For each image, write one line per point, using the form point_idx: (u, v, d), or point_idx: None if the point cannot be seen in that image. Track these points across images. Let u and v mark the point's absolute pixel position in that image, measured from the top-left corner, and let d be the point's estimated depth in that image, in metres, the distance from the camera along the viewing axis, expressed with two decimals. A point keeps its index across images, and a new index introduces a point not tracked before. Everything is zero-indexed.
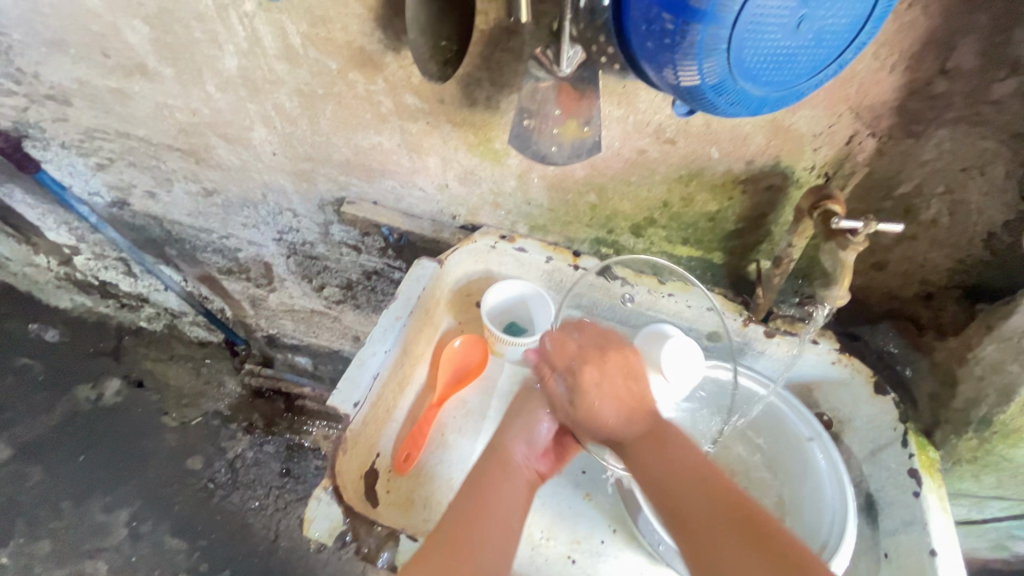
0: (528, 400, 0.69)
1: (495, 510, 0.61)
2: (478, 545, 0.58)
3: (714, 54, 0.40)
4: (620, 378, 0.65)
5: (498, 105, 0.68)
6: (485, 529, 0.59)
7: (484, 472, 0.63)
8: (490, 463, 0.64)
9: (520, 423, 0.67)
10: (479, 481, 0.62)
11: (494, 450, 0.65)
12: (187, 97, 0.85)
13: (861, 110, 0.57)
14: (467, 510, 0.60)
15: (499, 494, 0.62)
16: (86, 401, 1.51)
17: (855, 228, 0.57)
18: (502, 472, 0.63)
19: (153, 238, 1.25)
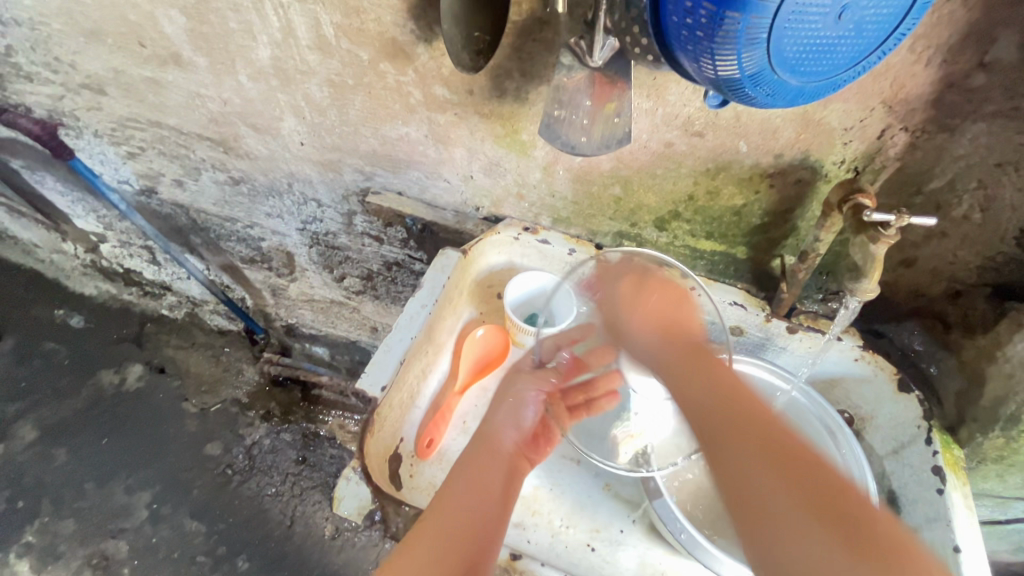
0: (513, 383, 0.70)
1: (487, 484, 0.62)
2: (476, 519, 0.58)
3: (755, 43, 0.40)
4: (665, 315, 0.66)
5: (527, 96, 0.69)
6: (482, 502, 0.60)
7: (476, 451, 0.65)
8: (482, 442, 0.66)
9: (506, 407, 0.68)
10: (473, 458, 0.64)
11: (486, 434, 0.66)
12: (219, 86, 0.86)
13: (894, 104, 0.57)
14: (466, 484, 0.61)
15: (491, 472, 0.63)
16: (110, 385, 1.55)
17: (887, 220, 0.57)
18: (495, 449, 0.65)
19: (179, 226, 1.27)
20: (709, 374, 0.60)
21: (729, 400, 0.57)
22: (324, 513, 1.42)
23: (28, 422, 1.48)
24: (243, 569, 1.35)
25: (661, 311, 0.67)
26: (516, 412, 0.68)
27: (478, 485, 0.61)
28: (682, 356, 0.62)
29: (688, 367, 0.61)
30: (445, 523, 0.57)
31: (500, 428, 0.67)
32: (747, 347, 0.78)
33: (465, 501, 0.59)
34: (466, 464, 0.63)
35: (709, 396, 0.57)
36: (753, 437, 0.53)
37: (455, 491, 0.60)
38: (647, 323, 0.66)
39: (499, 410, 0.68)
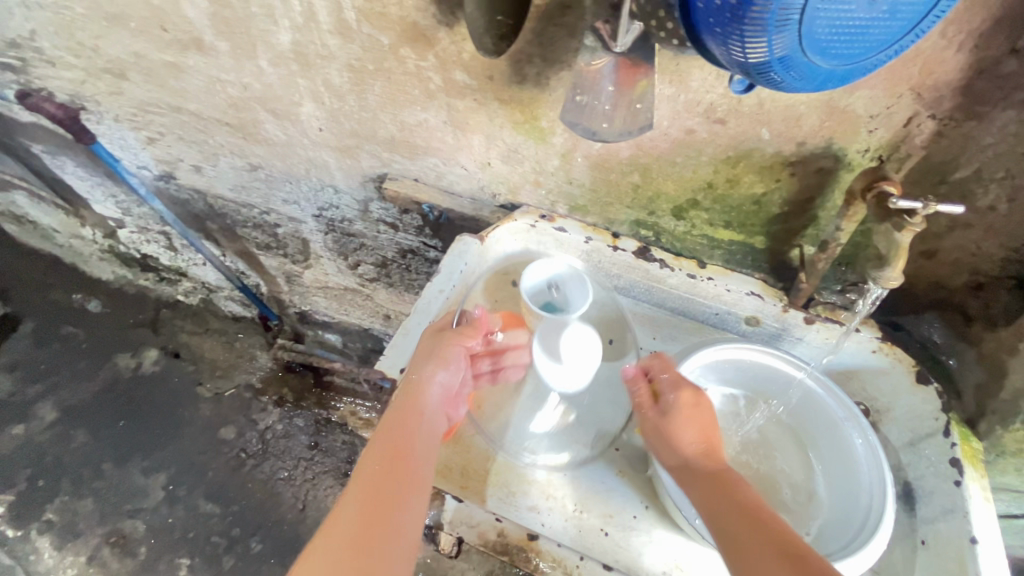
0: (435, 346, 0.66)
1: (409, 462, 0.59)
2: (391, 501, 0.56)
3: (785, 26, 0.40)
4: (699, 421, 0.63)
5: (547, 82, 0.69)
6: (399, 484, 0.57)
7: (397, 415, 0.61)
8: (402, 401, 0.63)
9: (428, 366, 0.64)
10: (395, 432, 0.60)
11: (404, 397, 0.63)
12: (240, 71, 0.87)
13: (922, 90, 0.56)
14: (380, 464, 0.58)
15: (414, 446, 0.60)
16: (127, 369, 1.57)
17: (914, 207, 0.56)
18: (418, 419, 0.62)
19: (196, 212, 1.29)
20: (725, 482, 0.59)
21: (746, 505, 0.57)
22: (335, 498, 1.44)
23: (48, 403, 1.51)
24: (257, 551, 1.37)
25: (699, 431, 0.63)
26: (437, 375, 0.64)
27: (398, 466, 0.58)
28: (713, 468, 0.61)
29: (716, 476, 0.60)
30: (354, 504, 0.55)
31: (427, 388, 0.63)
32: (763, 337, 0.79)
33: (379, 483, 0.56)
34: (384, 440, 0.60)
35: (733, 502, 0.57)
36: (762, 531, 0.54)
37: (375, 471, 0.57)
38: (688, 428, 0.63)
39: (426, 374, 0.64)
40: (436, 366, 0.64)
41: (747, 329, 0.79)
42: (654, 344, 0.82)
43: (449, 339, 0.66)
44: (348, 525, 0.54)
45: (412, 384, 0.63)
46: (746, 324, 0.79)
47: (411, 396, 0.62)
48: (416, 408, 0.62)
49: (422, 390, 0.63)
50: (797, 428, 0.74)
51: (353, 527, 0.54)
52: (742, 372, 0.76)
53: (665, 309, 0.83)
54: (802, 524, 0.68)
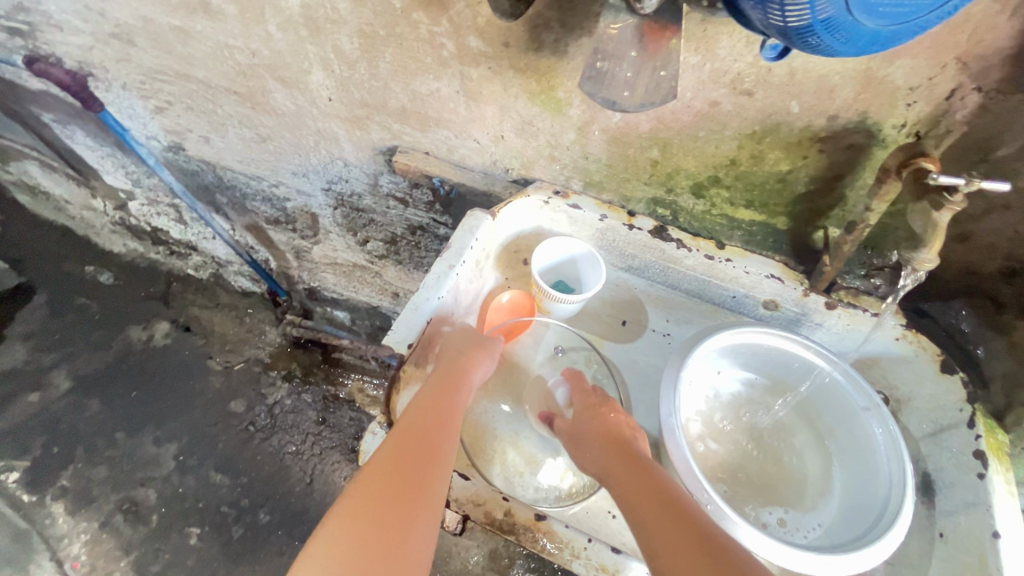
0: (478, 339, 0.69)
1: (448, 426, 0.59)
2: (427, 456, 0.55)
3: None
4: (609, 424, 0.64)
5: (565, 49, 0.66)
6: (427, 458, 0.54)
7: (435, 394, 0.61)
8: (442, 382, 0.62)
9: (472, 352, 0.67)
10: (438, 394, 0.61)
11: (447, 377, 0.63)
12: (248, 37, 0.84)
13: (968, 61, 0.52)
14: (409, 437, 0.56)
15: (438, 425, 0.58)
16: (138, 340, 1.59)
17: (956, 184, 0.52)
18: (462, 391, 0.63)
19: (205, 184, 1.28)
20: (635, 469, 0.57)
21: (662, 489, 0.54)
22: (342, 473, 1.45)
23: (62, 372, 1.53)
24: (265, 522, 1.38)
25: (601, 432, 0.63)
26: (480, 366, 0.67)
27: (440, 425, 0.58)
28: (619, 459, 0.59)
29: (623, 467, 0.58)
30: (378, 475, 0.52)
31: (472, 371, 0.66)
32: (781, 321, 0.77)
33: (420, 438, 0.56)
34: (415, 412, 0.59)
35: (639, 489, 0.55)
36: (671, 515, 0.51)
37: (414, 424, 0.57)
38: (596, 430, 0.63)
39: (471, 356, 0.67)
40: (479, 356, 0.67)
41: (764, 313, 0.77)
42: (668, 326, 0.82)
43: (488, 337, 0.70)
44: (382, 474, 0.52)
45: (457, 370, 0.64)
46: (764, 309, 0.77)
47: (453, 373, 0.64)
48: (462, 381, 0.64)
49: (466, 368, 0.65)
50: (816, 417, 0.73)
51: (386, 475, 0.52)
52: (757, 359, 0.74)
53: (679, 289, 0.82)
54: (815, 516, 0.67)
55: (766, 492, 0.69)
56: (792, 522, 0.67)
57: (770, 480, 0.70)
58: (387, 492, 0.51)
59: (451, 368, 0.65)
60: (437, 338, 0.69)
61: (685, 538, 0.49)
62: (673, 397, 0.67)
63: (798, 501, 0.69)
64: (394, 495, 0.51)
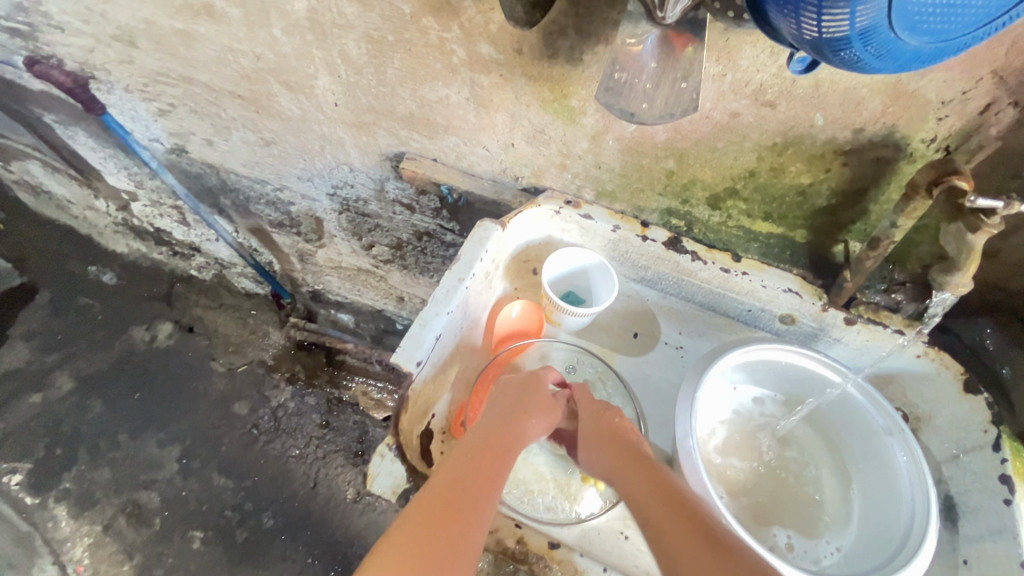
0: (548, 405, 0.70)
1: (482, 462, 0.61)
2: (475, 489, 0.58)
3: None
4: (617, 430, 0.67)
5: (581, 57, 0.63)
6: (466, 494, 0.57)
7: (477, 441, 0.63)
8: (490, 431, 0.65)
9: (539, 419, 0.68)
10: (489, 433, 0.64)
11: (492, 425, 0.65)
12: (252, 41, 0.82)
13: (1006, 75, 0.50)
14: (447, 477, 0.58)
15: (472, 463, 0.60)
16: (141, 341, 1.57)
17: (994, 207, 0.51)
18: (513, 436, 0.65)
19: (208, 186, 1.26)
20: (651, 478, 0.61)
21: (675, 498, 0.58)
22: (346, 478, 1.43)
23: (65, 372, 1.52)
24: (269, 526, 1.38)
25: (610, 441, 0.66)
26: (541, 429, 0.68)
27: (488, 461, 0.61)
28: (632, 466, 0.63)
29: (635, 478, 0.62)
30: (418, 516, 0.54)
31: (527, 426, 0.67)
32: (798, 335, 0.75)
33: (472, 471, 0.60)
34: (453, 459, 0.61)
35: (658, 501, 0.59)
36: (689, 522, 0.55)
37: (466, 461, 0.61)
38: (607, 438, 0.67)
39: (529, 410, 0.68)
40: (537, 417, 0.68)
41: (781, 327, 0.75)
42: (681, 338, 0.80)
43: (553, 401, 0.71)
44: (426, 513, 0.55)
45: (518, 428, 0.66)
46: (780, 322, 0.75)
47: (512, 428, 0.66)
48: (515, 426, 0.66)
49: (523, 425, 0.67)
50: (834, 438, 0.71)
51: (437, 505, 0.55)
52: (771, 375, 0.73)
53: (693, 301, 0.80)
54: (833, 538, 0.66)
55: (779, 514, 0.67)
56: (800, 549, 0.65)
57: (784, 503, 0.68)
58: (439, 521, 0.54)
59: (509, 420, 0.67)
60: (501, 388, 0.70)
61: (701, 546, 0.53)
62: (689, 417, 0.65)
63: (813, 525, 0.67)
64: (446, 525, 0.54)
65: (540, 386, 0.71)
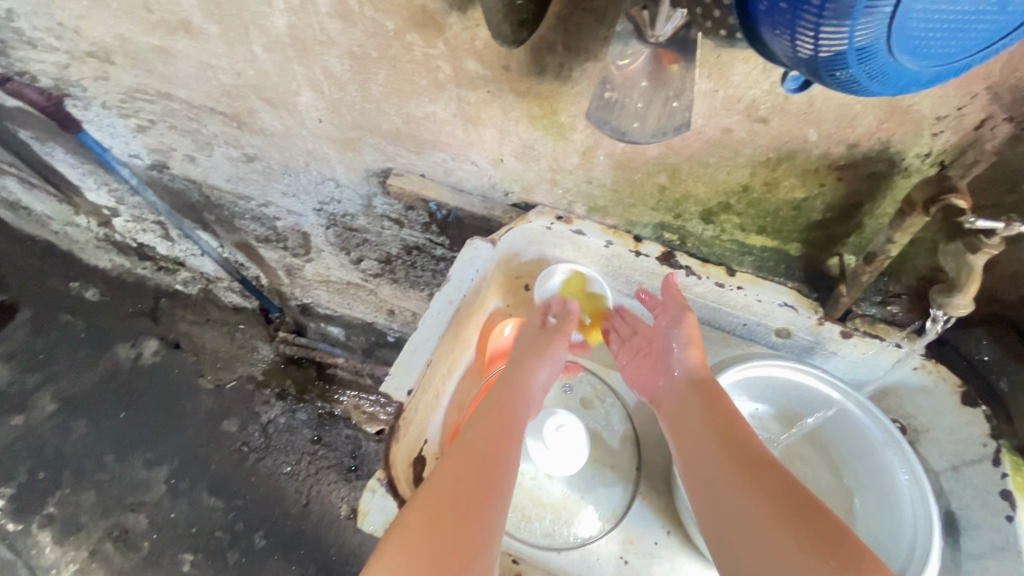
0: (541, 349, 0.73)
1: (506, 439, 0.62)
2: (496, 458, 0.59)
3: (877, 8, 0.32)
4: (695, 384, 0.67)
5: (570, 73, 0.62)
6: (485, 463, 0.58)
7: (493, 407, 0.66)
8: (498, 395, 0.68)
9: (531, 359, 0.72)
10: (489, 415, 0.64)
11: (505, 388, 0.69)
12: (232, 58, 0.80)
13: (1001, 90, 0.49)
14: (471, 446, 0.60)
15: (500, 436, 0.62)
16: (127, 359, 1.53)
17: (993, 228, 0.50)
18: (518, 413, 0.66)
19: (192, 202, 1.23)
20: (713, 411, 0.63)
21: (745, 450, 0.58)
22: (339, 494, 1.41)
23: (48, 394, 1.47)
24: (261, 546, 1.35)
25: (683, 399, 0.66)
26: (539, 372, 0.72)
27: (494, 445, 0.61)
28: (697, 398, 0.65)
29: (706, 430, 0.61)
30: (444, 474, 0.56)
31: (532, 386, 0.70)
32: (793, 349, 0.74)
33: (476, 453, 0.59)
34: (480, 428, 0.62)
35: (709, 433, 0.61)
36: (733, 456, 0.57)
37: (469, 443, 0.60)
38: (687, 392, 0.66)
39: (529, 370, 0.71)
40: (538, 365, 0.72)
41: (777, 340, 0.74)
42: None
43: (546, 343, 0.74)
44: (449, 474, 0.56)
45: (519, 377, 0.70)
46: (776, 335, 0.74)
47: (513, 384, 0.70)
48: (519, 402, 0.67)
49: (523, 378, 0.70)
50: (833, 452, 0.70)
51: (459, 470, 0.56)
52: (768, 390, 0.72)
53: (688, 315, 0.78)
54: None
55: None
56: None
57: None
58: (454, 492, 0.54)
59: (511, 390, 0.69)
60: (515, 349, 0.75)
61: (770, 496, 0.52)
62: None
63: None
64: (468, 485, 0.55)
65: (533, 338, 0.74)
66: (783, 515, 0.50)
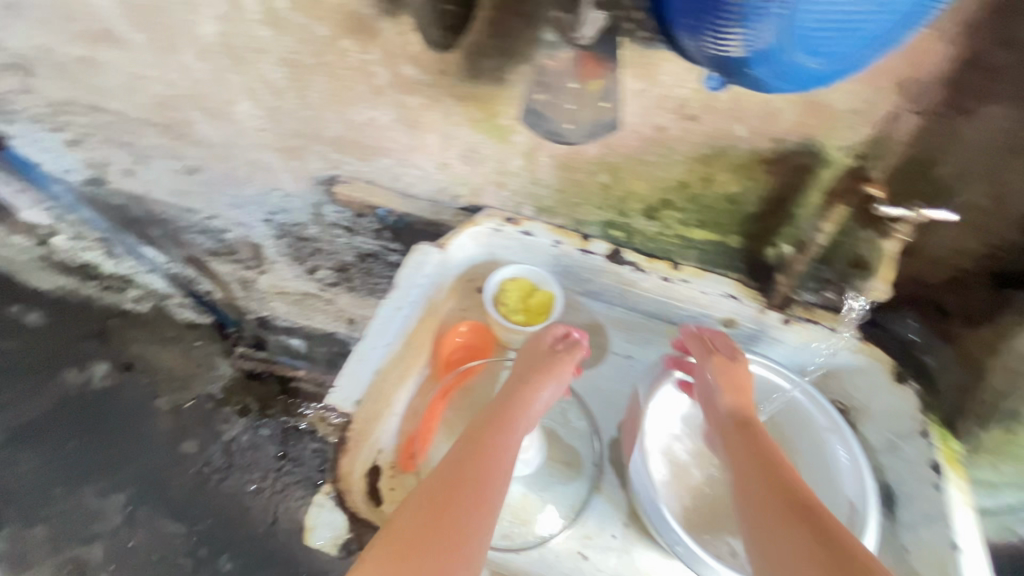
0: (546, 370, 0.68)
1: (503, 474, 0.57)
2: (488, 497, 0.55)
3: (770, 11, 0.35)
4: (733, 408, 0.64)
5: (505, 76, 0.62)
6: (473, 503, 0.54)
7: (491, 436, 0.60)
8: (498, 419, 0.62)
9: (534, 380, 0.67)
10: (487, 439, 0.60)
11: (510, 414, 0.63)
12: (162, 67, 0.78)
13: (906, 85, 0.52)
14: (456, 481, 0.55)
15: (499, 471, 0.57)
16: (75, 386, 1.23)
17: (898, 215, 0.55)
18: (519, 431, 0.62)
19: (135, 217, 1.18)
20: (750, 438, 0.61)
21: (780, 480, 0.56)
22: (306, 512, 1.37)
23: None
24: None
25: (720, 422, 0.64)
26: (544, 394, 0.66)
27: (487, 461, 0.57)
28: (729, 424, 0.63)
29: (743, 456, 0.60)
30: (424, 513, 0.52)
31: (535, 405, 0.65)
32: (739, 338, 0.76)
33: (468, 493, 0.54)
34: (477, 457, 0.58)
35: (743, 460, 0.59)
36: (767, 484, 0.56)
37: (460, 475, 0.56)
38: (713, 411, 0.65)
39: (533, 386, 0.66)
40: (542, 385, 0.67)
41: (723, 331, 0.76)
42: (630, 348, 0.80)
43: (556, 365, 0.68)
44: (433, 514, 0.52)
45: (527, 402, 0.65)
46: (723, 325, 0.76)
47: (519, 410, 0.64)
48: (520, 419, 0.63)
49: (530, 404, 0.65)
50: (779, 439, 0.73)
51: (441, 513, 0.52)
52: None
53: (639, 310, 0.80)
54: None
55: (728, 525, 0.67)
56: None
57: None
58: (432, 541, 0.50)
59: (512, 407, 0.64)
60: (524, 368, 0.69)
61: (800, 519, 0.52)
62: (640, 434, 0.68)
63: None
64: (448, 532, 0.51)
65: (541, 359, 0.69)
66: (817, 551, 0.49)
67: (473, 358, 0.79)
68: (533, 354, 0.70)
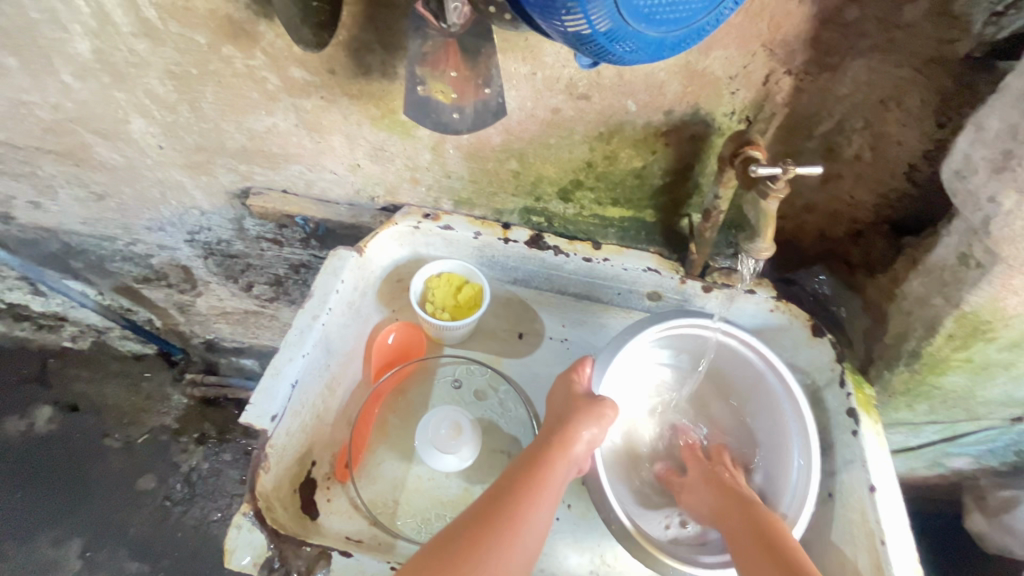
0: (584, 413, 0.63)
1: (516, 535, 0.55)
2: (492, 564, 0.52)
3: None
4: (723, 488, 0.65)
5: (394, 70, 0.62)
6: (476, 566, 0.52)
7: (510, 494, 0.58)
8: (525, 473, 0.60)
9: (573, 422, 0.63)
10: (505, 499, 0.57)
11: (537, 469, 0.60)
12: (42, 90, 0.73)
13: (774, 46, 0.55)
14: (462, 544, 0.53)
15: (513, 535, 0.55)
16: (16, 433, 1.25)
17: (773, 174, 0.54)
18: (546, 487, 0.59)
19: (52, 252, 1.08)
20: (743, 506, 0.62)
21: (770, 540, 0.57)
22: None
23: None
24: None
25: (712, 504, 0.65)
26: (585, 434, 0.62)
27: (515, 509, 0.56)
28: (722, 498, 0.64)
29: (737, 523, 0.61)
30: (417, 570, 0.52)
31: (571, 450, 0.62)
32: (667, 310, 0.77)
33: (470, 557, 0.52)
34: (491, 518, 0.55)
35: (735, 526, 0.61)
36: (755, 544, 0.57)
37: (466, 538, 0.54)
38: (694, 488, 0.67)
39: (571, 429, 0.62)
40: (584, 425, 0.62)
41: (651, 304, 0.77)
42: (566, 331, 0.80)
43: (595, 409, 0.64)
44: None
45: (558, 451, 0.61)
46: (650, 299, 0.76)
47: (548, 462, 0.61)
48: (556, 467, 0.61)
49: (561, 454, 0.61)
50: (730, 394, 0.75)
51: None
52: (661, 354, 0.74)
53: (569, 292, 0.79)
54: None
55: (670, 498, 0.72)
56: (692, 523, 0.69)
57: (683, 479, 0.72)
58: None
59: (545, 452, 0.61)
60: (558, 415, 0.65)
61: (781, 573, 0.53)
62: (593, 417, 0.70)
63: None
64: None
65: (577, 403, 0.65)
66: None
67: (390, 365, 0.78)
68: (571, 398, 0.66)
